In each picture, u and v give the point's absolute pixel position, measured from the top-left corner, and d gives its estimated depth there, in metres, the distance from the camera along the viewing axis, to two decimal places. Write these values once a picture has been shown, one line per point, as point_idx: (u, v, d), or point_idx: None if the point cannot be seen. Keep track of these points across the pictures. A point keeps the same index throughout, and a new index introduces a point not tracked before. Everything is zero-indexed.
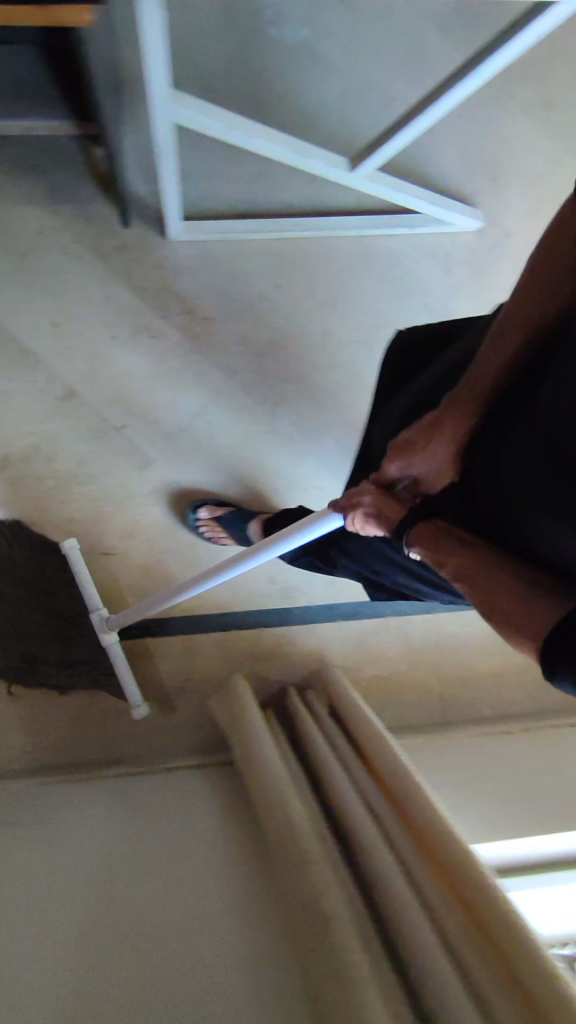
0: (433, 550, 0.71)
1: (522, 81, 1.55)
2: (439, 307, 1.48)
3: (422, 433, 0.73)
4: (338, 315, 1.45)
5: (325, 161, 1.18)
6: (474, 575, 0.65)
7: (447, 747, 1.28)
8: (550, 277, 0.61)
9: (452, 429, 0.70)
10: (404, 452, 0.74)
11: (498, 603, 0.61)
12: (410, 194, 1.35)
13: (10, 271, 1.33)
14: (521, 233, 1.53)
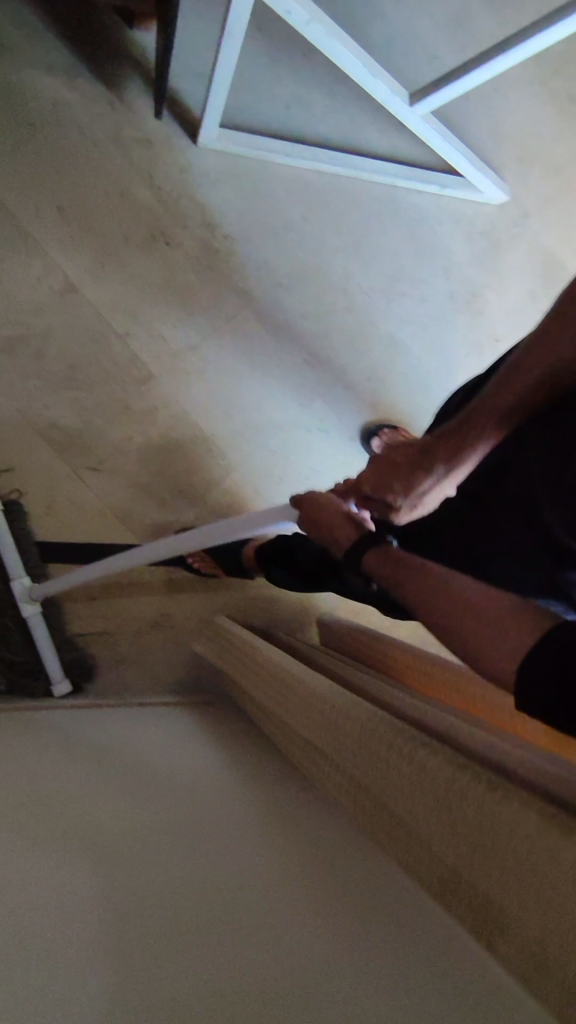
0: (390, 571, 0.66)
1: (555, 71, 1.58)
2: (458, 273, 1.48)
3: (407, 458, 0.74)
4: (360, 260, 1.41)
5: (388, 88, 1.17)
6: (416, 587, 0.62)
7: None
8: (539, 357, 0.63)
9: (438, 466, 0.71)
10: (389, 471, 0.75)
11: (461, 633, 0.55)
12: (451, 148, 1.34)
13: (16, 140, 1.18)
14: (538, 217, 1.55)
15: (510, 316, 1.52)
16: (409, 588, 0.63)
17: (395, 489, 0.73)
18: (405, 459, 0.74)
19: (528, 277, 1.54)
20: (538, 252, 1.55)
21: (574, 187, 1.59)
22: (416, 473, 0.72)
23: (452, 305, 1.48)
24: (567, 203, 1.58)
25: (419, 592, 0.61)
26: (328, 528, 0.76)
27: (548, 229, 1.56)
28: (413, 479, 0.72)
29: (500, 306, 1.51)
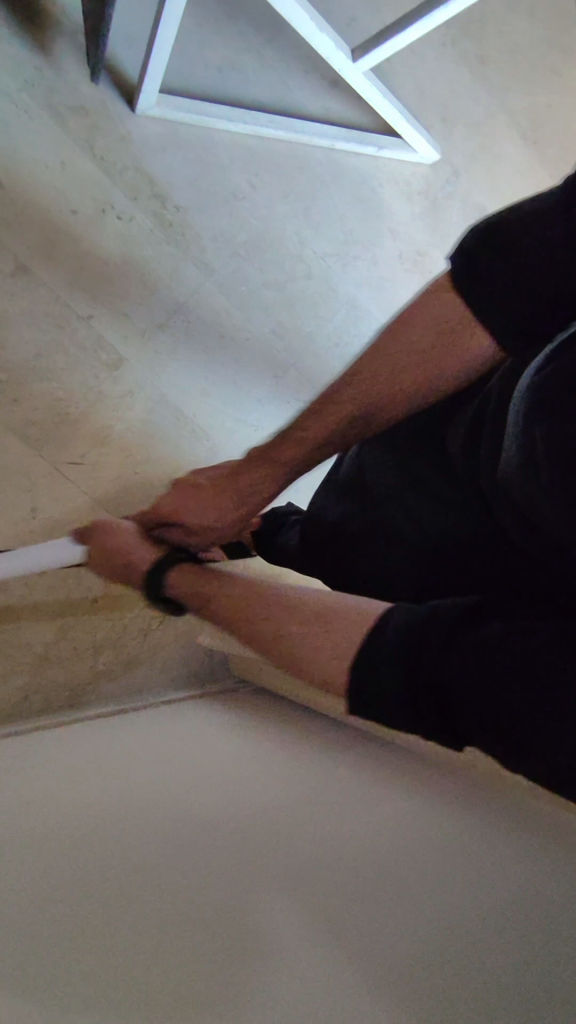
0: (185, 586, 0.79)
1: (463, 34, 1.63)
2: (404, 233, 1.50)
3: (207, 485, 0.81)
4: (312, 226, 1.39)
5: (332, 40, 1.14)
6: (227, 601, 0.75)
7: None
8: (443, 332, 0.67)
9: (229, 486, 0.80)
10: (183, 495, 0.82)
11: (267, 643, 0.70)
12: (389, 107, 1.35)
13: None
14: (467, 175, 1.60)
15: None
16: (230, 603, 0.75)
17: (193, 512, 0.81)
18: (199, 487, 0.81)
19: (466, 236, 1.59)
20: (472, 210, 1.60)
21: (495, 147, 1.66)
22: (190, 501, 0.81)
23: (402, 265, 1.49)
24: (491, 163, 1.65)
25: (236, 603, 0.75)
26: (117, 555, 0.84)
27: (478, 189, 1.62)
28: (195, 508, 0.81)
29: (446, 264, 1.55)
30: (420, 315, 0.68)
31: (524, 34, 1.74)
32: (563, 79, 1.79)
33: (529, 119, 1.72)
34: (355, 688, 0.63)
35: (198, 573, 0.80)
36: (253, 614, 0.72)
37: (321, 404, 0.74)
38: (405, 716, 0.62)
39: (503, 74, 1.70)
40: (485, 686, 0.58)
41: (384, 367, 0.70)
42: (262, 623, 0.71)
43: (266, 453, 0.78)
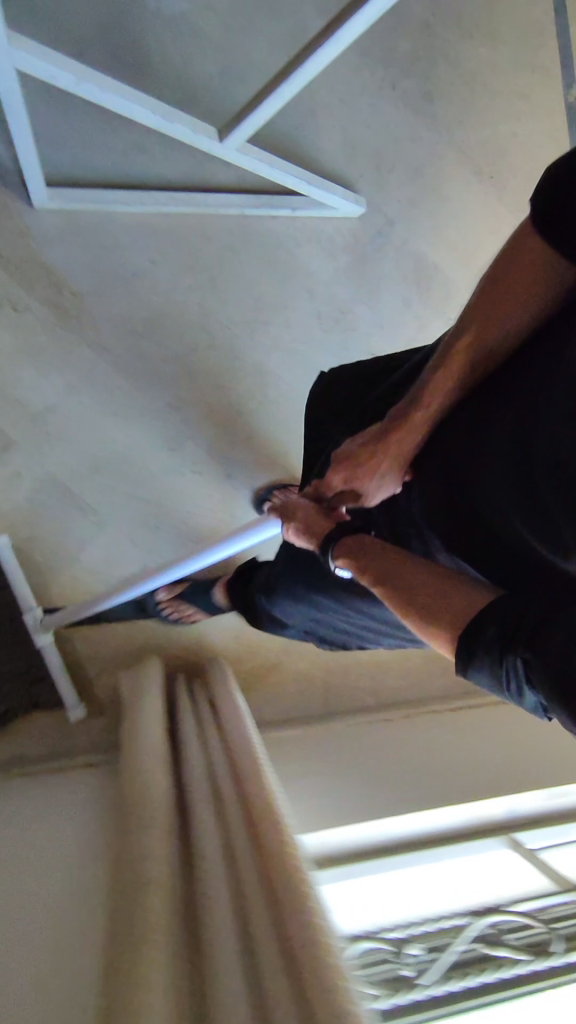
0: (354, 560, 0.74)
1: (405, 74, 1.56)
2: (323, 292, 1.47)
3: (363, 451, 0.79)
4: (218, 294, 1.40)
5: (189, 127, 1.14)
6: (380, 568, 0.70)
7: (323, 735, 1.27)
8: (525, 281, 0.65)
9: (394, 447, 0.76)
10: (351, 470, 0.80)
11: (413, 607, 0.65)
12: (286, 173, 1.32)
13: None
14: (403, 223, 1.53)
15: (384, 328, 1.50)
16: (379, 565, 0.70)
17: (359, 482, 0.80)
18: (356, 451, 0.80)
19: (400, 288, 1.52)
20: (408, 259, 1.53)
21: (441, 189, 1.57)
22: (377, 471, 0.78)
23: (320, 325, 1.46)
24: (434, 206, 1.56)
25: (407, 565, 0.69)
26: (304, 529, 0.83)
27: (416, 235, 1.54)
28: (376, 478, 0.79)
29: (373, 320, 1.50)
30: (527, 265, 0.64)
31: (484, 60, 1.62)
32: (532, 102, 1.64)
33: (486, 151, 1.60)
34: (491, 632, 0.57)
35: (367, 549, 0.73)
36: (387, 575, 0.69)
37: (436, 364, 0.72)
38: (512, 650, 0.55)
39: (455, 108, 1.60)
40: (554, 641, 0.51)
41: (501, 328, 0.68)
42: (424, 578, 0.66)
43: (401, 411, 0.76)
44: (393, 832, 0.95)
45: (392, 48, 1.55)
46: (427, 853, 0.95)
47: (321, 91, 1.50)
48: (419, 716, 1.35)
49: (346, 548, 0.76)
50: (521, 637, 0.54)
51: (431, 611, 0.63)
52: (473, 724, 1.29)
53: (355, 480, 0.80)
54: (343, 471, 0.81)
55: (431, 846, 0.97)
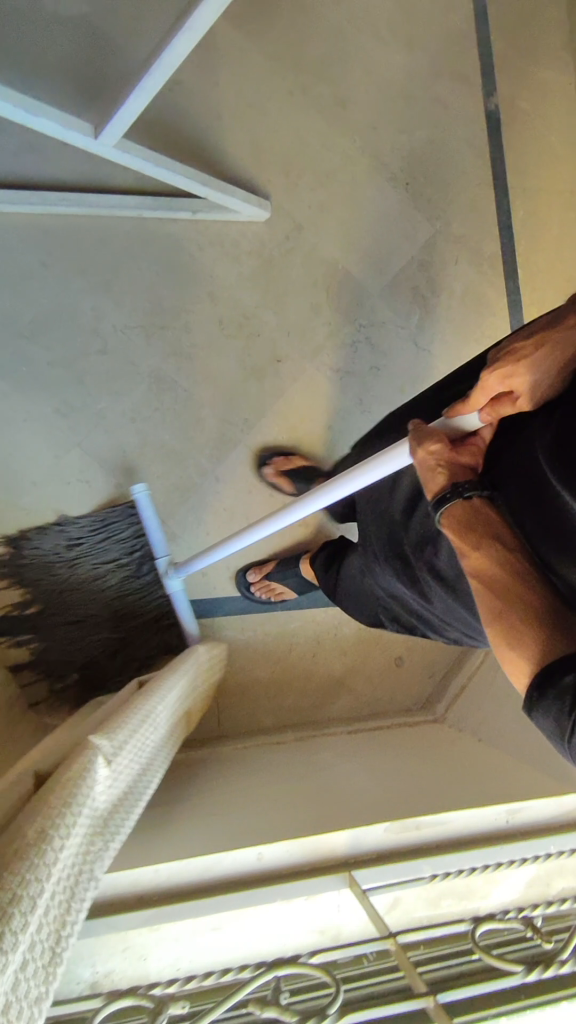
0: (460, 527, 0.68)
1: (317, 78, 1.53)
2: (226, 296, 1.42)
3: (531, 356, 0.70)
4: (113, 298, 1.36)
5: (59, 122, 1.11)
6: (489, 554, 0.66)
7: (206, 758, 1.20)
8: None
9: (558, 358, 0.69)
10: (513, 372, 0.71)
11: (512, 615, 0.64)
12: (179, 175, 1.28)
13: None
14: (313, 228, 1.49)
15: (292, 334, 1.45)
16: (494, 557, 0.66)
17: (513, 389, 0.71)
18: (526, 349, 0.71)
19: (307, 293, 1.47)
20: (316, 264, 1.48)
21: (354, 194, 1.52)
22: (536, 372, 0.70)
23: (222, 331, 1.41)
24: (346, 212, 1.51)
25: (511, 564, 0.66)
26: (433, 468, 0.71)
27: (326, 241, 1.50)
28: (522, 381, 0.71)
29: (279, 327, 1.45)
30: None
31: (401, 66, 1.59)
32: (450, 110, 1.61)
33: (403, 159, 1.57)
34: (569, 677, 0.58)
35: (487, 529, 0.68)
36: (507, 578, 0.66)
37: None
38: None
39: (372, 113, 1.56)
40: None
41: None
42: (529, 592, 0.64)
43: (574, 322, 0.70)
44: (215, 864, 0.78)
45: (305, 53, 1.53)
46: (259, 894, 0.77)
47: (228, 96, 1.47)
48: (312, 742, 1.26)
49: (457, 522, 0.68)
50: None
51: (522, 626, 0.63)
52: (361, 748, 1.21)
53: (510, 380, 0.71)
54: (499, 373, 0.71)
55: (266, 885, 0.78)
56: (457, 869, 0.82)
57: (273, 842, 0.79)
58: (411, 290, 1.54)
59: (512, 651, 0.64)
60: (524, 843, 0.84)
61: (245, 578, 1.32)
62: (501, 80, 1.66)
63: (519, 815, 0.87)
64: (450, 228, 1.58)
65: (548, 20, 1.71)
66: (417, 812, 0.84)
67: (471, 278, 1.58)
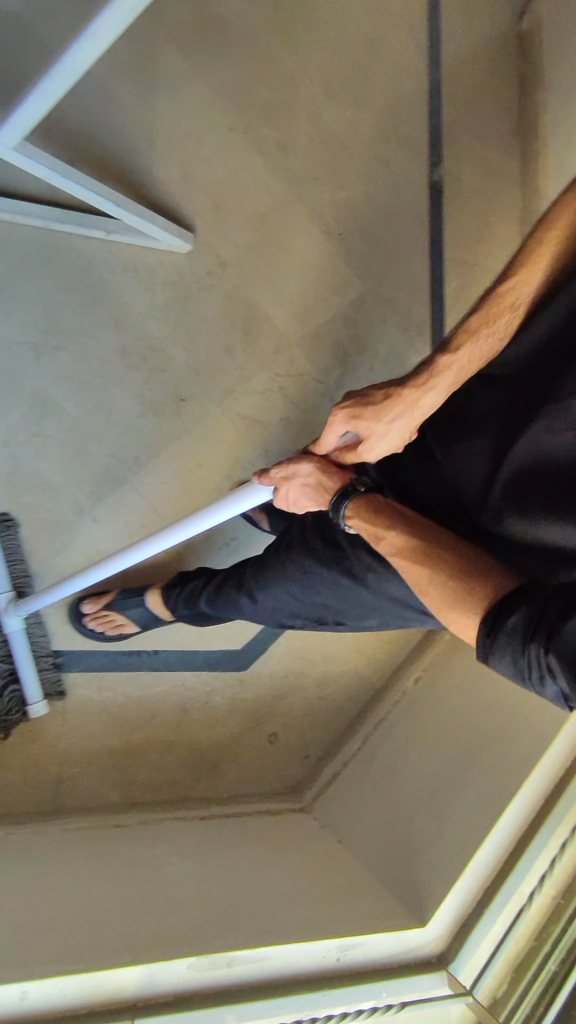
0: (371, 527, 0.81)
1: (262, 120, 1.49)
2: (133, 324, 1.32)
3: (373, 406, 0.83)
4: (3, 309, 1.23)
5: None
6: (397, 539, 0.78)
7: (28, 842, 1.03)
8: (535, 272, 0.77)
9: (411, 403, 0.83)
10: (358, 420, 0.83)
11: (431, 583, 0.73)
12: (89, 191, 1.18)
13: None
14: (237, 268, 1.42)
15: (200, 373, 1.36)
16: (401, 539, 0.78)
17: (374, 429, 0.84)
18: (373, 404, 0.84)
19: (222, 332, 1.39)
20: (237, 305, 1.41)
21: (286, 240, 1.47)
22: (388, 417, 0.83)
23: (124, 361, 1.31)
24: (274, 257, 1.46)
25: (419, 541, 0.76)
26: (315, 489, 0.86)
27: (250, 283, 1.43)
28: (392, 416, 0.83)
29: (187, 364, 1.35)
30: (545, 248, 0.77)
31: (350, 123, 1.57)
32: (394, 171, 1.59)
33: (340, 212, 1.53)
34: (514, 618, 0.64)
35: (383, 520, 0.80)
36: (417, 551, 0.76)
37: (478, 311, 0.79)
38: (536, 637, 0.61)
39: (313, 162, 1.52)
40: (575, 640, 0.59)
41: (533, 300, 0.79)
42: (438, 559, 0.74)
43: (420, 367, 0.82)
44: None
45: (251, 93, 1.49)
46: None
47: (163, 122, 1.40)
48: (158, 829, 1.11)
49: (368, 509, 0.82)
50: (552, 625, 0.61)
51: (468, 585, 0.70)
52: (210, 841, 1.07)
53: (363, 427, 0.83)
54: (347, 419, 0.84)
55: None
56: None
57: (49, 976, 0.65)
58: (333, 346, 1.48)
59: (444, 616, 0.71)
60: (352, 991, 0.74)
61: (79, 609, 1.19)
62: (448, 155, 1.67)
63: (351, 951, 0.76)
64: (381, 289, 1.54)
65: (500, 105, 1.74)
66: (231, 946, 0.72)
67: (397, 340, 1.54)
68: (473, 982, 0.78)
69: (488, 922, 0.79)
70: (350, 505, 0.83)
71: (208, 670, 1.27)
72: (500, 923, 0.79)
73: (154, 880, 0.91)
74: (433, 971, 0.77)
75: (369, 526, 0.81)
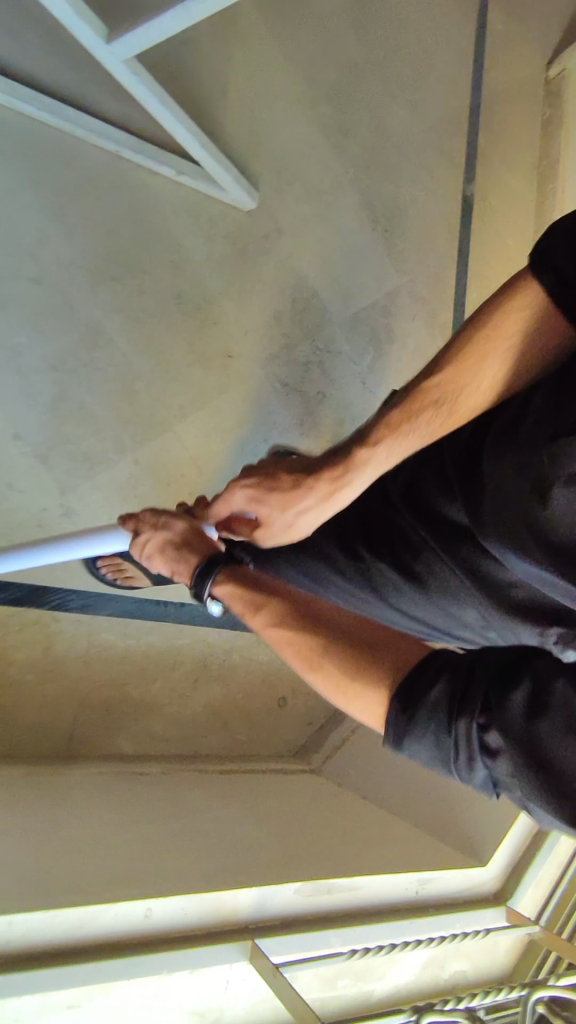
0: (245, 599, 0.75)
1: (326, 100, 1.51)
2: (191, 270, 1.29)
3: (277, 485, 0.77)
4: (63, 228, 1.16)
5: (71, 6, 0.94)
6: (280, 611, 0.74)
7: (55, 785, 0.98)
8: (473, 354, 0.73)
9: (324, 490, 0.76)
10: (258, 494, 0.77)
11: (322, 660, 0.70)
12: (179, 123, 1.15)
13: None
14: (291, 236, 1.43)
15: (249, 331, 1.35)
16: (284, 615, 0.74)
17: (275, 512, 0.77)
18: (278, 482, 0.77)
19: (272, 296, 1.39)
20: (288, 273, 1.42)
21: (337, 220, 1.50)
22: (290, 501, 0.76)
23: (179, 306, 1.27)
24: (325, 233, 1.48)
25: (305, 617, 0.74)
26: (180, 550, 0.78)
27: (302, 256, 1.44)
28: (307, 499, 0.76)
29: (238, 320, 1.34)
30: (489, 331, 0.72)
31: (402, 124, 1.63)
32: (434, 178, 1.68)
33: (385, 205, 1.59)
34: (434, 695, 0.64)
35: (265, 593, 0.76)
36: (300, 625, 0.73)
37: (411, 396, 0.75)
38: (463, 716, 0.62)
39: (367, 152, 1.57)
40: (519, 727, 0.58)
41: (479, 375, 0.74)
42: (329, 634, 0.72)
43: (343, 451, 0.76)
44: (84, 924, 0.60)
45: (319, 70, 1.51)
46: (151, 962, 0.61)
47: (237, 76, 1.39)
48: (184, 778, 1.10)
49: (241, 581, 0.77)
50: (490, 701, 0.61)
51: (367, 663, 0.70)
52: (239, 790, 1.08)
53: (260, 506, 0.77)
54: (246, 494, 0.77)
55: (160, 949, 0.63)
56: (355, 950, 0.72)
57: (171, 895, 0.64)
58: (368, 331, 1.54)
59: (338, 698, 0.70)
60: (435, 918, 0.79)
61: None
62: (479, 174, 1.78)
63: (428, 885, 0.83)
64: (414, 285, 1.62)
65: (524, 139, 1.88)
66: (331, 874, 0.75)
67: (423, 335, 1.63)
68: (538, 913, 0.87)
69: (536, 868, 0.88)
70: (219, 566, 0.76)
71: (229, 626, 1.26)
72: (546, 867, 0.88)
73: (208, 826, 0.90)
74: (494, 907, 0.84)
75: (246, 608, 0.75)
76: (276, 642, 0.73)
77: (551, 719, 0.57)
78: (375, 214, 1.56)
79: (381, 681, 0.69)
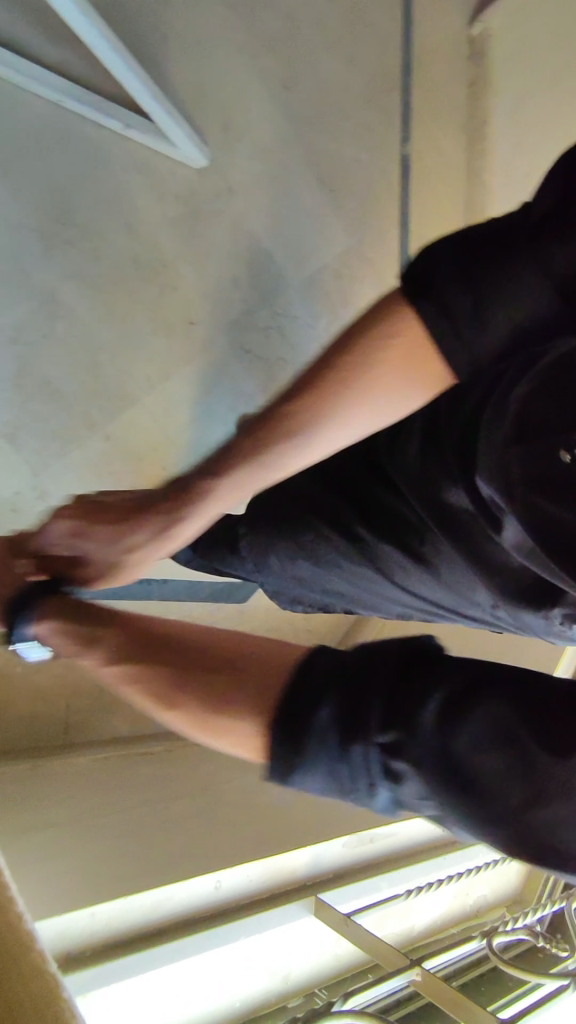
0: (72, 632, 0.64)
1: (264, 49, 1.45)
2: (146, 232, 1.23)
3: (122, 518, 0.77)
4: (9, 185, 1.07)
5: None
6: (129, 640, 0.61)
7: (69, 770, 0.98)
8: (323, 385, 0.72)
9: (161, 520, 0.75)
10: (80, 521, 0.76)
11: (158, 693, 0.55)
12: (129, 72, 1.07)
13: None
14: (244, 196, 1.38)
15: (209, 298, 1.32)
16: (134, 640, 0.60)
17: (110, 542, 0.76)
18: (100, 517, 0.77)
19: (229, 259, 1.35)
20: (242, 235, 1.38)
21: (286, 178, 1.47)
22: (103, 528, 0.76)
23: (136, 271, 1.21)
24: (275, 191, 1.45)
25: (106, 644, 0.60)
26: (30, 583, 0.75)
27: (254, 216, 1.40)
28: (138, 531, 0.75)
29: (197, 285, 1.30)
30: (358, 354, 0.70)
31: (341, 78, 1.60)
32: (374, 137, 1.67)
33: (330, 163, 1.56)
34: (323, 716, 0.49)
35: (99, 623, 0.64)
36: (141, 648, 0.59)
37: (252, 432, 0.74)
38: (359, 743, 0.48)
39: (309, 107, 1.54)
40: (450, 749, 0.48)
41: (329, 398, 0.72)
42: (137, 655, 0.58)
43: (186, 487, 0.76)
44: (166, 904, 0.71)
45: (258, 17, 1.44)
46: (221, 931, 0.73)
47: (177, 19, 1.30)
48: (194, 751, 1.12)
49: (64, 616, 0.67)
50: (398, 719, 0.49)
51: (208, 694, 0.54)
52: None
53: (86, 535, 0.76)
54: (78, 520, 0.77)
55: (230, 918, 0.76)
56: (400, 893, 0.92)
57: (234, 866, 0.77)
58: (322, 294, 1.53)
59: (202, 738, 0.55)
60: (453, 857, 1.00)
61: None
62: (414, 132, 1.79)
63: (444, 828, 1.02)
64: (362, 247, 1.62)
65: (454, 98, 1.90)
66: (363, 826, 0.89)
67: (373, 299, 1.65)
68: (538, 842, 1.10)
69: None
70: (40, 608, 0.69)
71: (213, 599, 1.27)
72: None
73: (240, 790, 0.95)
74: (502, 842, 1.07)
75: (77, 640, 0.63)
76: (119, 682, 0.59)
77: (466, 733, 0.48)
78: (321, 174, 1.54)
79: (248, 715, 0.52)
